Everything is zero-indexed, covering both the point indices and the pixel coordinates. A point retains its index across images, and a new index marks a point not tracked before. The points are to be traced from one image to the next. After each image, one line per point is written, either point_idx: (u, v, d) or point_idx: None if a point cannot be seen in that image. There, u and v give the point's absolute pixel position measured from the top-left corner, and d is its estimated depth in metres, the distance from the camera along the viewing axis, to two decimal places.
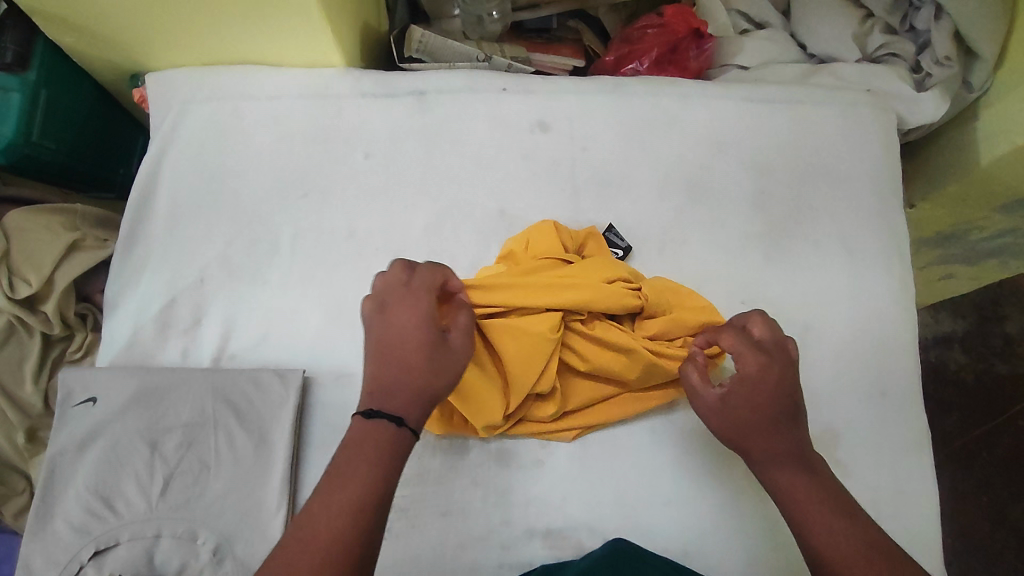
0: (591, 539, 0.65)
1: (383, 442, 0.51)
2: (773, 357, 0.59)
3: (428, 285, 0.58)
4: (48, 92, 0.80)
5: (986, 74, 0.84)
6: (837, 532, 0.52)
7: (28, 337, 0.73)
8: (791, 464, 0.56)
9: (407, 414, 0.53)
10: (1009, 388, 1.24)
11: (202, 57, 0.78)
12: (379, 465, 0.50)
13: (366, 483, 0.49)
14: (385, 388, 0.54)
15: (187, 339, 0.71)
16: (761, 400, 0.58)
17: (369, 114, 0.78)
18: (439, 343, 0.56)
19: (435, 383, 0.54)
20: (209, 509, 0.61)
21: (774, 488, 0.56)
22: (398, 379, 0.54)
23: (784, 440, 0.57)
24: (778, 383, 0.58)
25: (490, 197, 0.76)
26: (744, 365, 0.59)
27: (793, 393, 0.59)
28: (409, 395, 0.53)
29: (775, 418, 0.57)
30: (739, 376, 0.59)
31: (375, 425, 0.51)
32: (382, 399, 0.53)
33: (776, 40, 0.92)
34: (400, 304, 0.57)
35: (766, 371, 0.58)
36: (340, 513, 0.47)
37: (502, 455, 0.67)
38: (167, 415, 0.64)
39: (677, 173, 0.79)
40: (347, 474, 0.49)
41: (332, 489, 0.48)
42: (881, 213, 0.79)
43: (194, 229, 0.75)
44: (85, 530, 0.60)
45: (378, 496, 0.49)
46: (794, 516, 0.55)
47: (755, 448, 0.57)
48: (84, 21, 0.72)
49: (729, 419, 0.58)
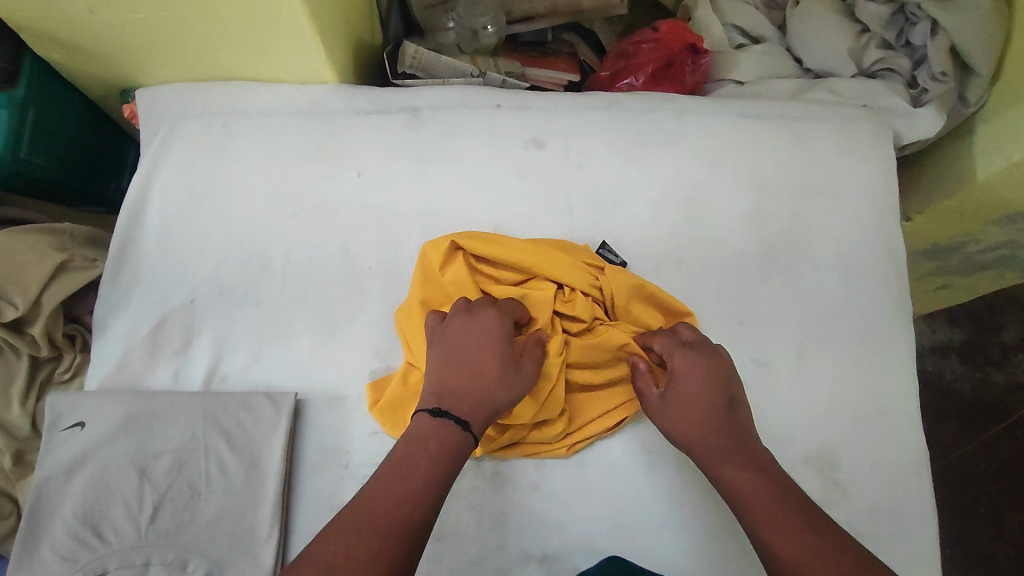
0: (588, 563, 0.65)
1: (448, 441, 0.53)
2: (701, 352, 0.60)
3: (509, 309, 0.62)
4: (35, 109, 0.79)
5: (982, 91, 0.84)
6: (784, 523, 0.49)
7: (16, 359, 0.72)
8: (736, 459, 0.54)
9: (471, 420, 0.55)
10: (1005, 398, 1.24)
11: (192, 73, 0.77)
12: (441, 461, 0.52)
13: (426, 477, 0.50)
14: (454, 391, 0.56)
15: (177, 361, 0.70)
16: (694, 394, 0.58)
17: (362, 130, 0.77)
18: (511, 361, 0.59)
19: (502, 399, 0.57)
20: (199, 536, 0.60)
21: (722, 487, 0.54)
22: (467, 385, 0.56)
23: (726, 433, 0.56)
24: (713, 377, 0.59)
25: (485, 214, 0.76)
26: (676, 361, 0.60)
27: (729, 387, 0.59)
28: (475, 401, 0.56)
29: (713, 412, 0.57)
30: (674, 373, 0.60)
31: (441, 423, 0.54)
32: (449, 400, 0.56)
33: (772, 55, 0.91)
34: (482, 318, 0.60)
35: (694, 365, 0.60)
36: (402, 502, 0.48)
37: (497, 477, 0.66)
38: (156, 439, 0.63)
39: (673, 189, 0.78)
40: (410, 466, 0.51)
41: (392, 478, 0.50)
42: (878, 230, 0.79)
43: (185, 248, 0.74)
44: (73, 559, 0.59)
45: (437, 490, 0.50)
46: (743, 514, 0.52)
47: (698, 442, 0.56)
48: (72, 38, 0.71)
49: (672, 418, 0.59)
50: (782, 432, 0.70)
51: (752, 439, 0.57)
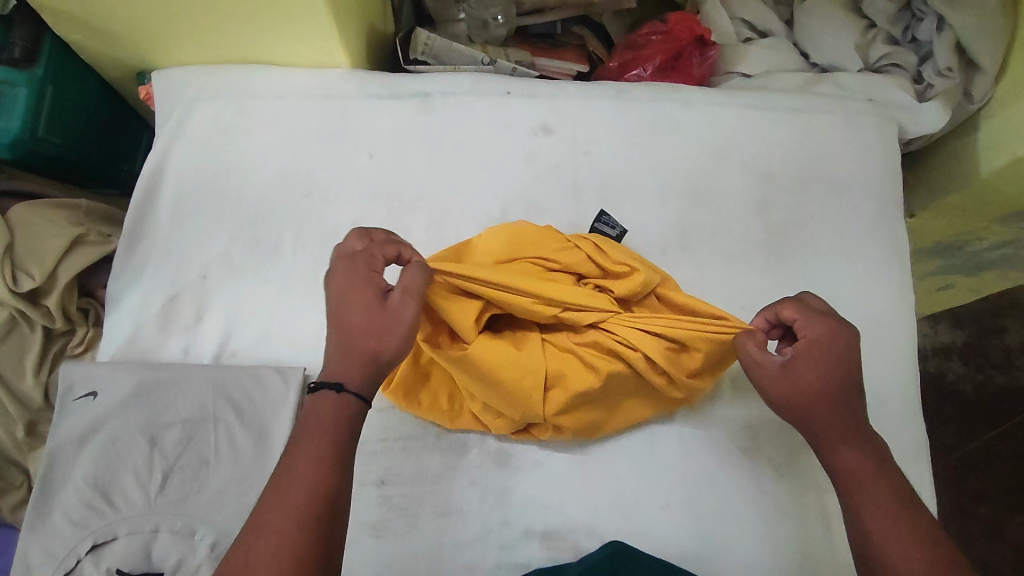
0: (590, 541, 0.65)
1: (329, 414, 0.50)
2: (840, 326, 0.58)
3: (378, 252, 0.57)
4: (55, 89, 0.80)
5: (988, 87, 0.84)
6: (899, 515, 0.51)
7: (29, 332, 0.73)
8: (859, 443, 0.54)
9: (347, 379, 0.51)
10: (1006, 399, 1.25)
11: (207, 56, 0.79)
12: (332, 437, 0.49)
13: (312, 457, 0.48)
14: (332, 357, 0.53)
15: (188, 336, 0.71)
16: (823, 372, 0.56)
17: (374, 114, 0.79)
18: (378, 305, 0.54)
19: (376, 347, 0.53)
20: (207, 505, 0.61)
21: (837, 464, 0.54)
22: (341, 347, 0.53)
23: (850, 416, 0.55)
24: (843, 357, 0.57)
25: (493, 199, 0.77)
26: (812, 335, 0.57)
27: (856, 367, 0.57)
28: (349, 361, 0.52)
29: (843, 390, 0.56)
30: (806, 341, 0.57)
31: (320, 398, 0.51)
32: (326, 368, 0.53)
33: (779, 49, 0.92)
34: (342, 272, 0.56)
35: (831, 338, 0.57)
36: (293, 490, 0.46)
37: (502, 455, 0.67)
38: (167, 411, 0.64)
39: (679, 178, 0.79)
40: (300, 451, 0.48)
41: (282, 471, 0.47)
42: (882, 221, 0.80)
43: (197, 226, 0.75)
44: (84, 524, 0.60)
45: (332, 461, 0.48)
46: (856, 495, 0.53)
47: (819, 419, 0.55)
48: (92, 19, 0.73)
49: (794, 387, 0.56)
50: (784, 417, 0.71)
51: (866, 421, 0.57)
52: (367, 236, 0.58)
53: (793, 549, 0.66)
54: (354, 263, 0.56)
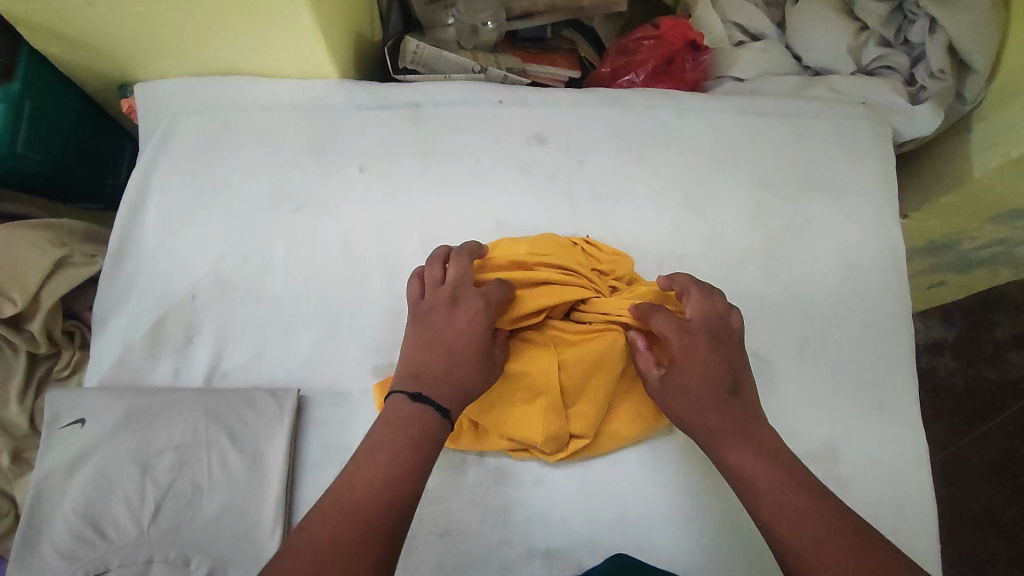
0: (592, 558, 0.64)
1: (425, 425, 0.54)
2: (700, 332, 0.60)
3: (494, 295, 0.61)
4: (32, 103, 0.78)
5: (979, 87, 0.84)
6: (785, 501, 0.52)
7: (14, 356, 0.72)
8: (736, 442, 0.56)
9: (450, 407, 0.56)
10: (998, 394, 1.25)
11: (191, 68, 0.77)
12: (417, 444, 0.53)
13: (401, 459, 0.52)
14: (434, 377, 0.57)
15: (177, 358, 0.70)
16: (693, 382, 0.58)
17: (364, 125, 0.77)
18: (488, 351, 0.59)
19: (478, 385, 0.58)
20: (201, 533, 0.60)
21: (724, 468, 0.56)
22: (449, 374, 0.57)
23: (724, 419, 0.57)
24: (710, 361, 0.59)
25: (486, 211, 0.75)
26: (674, 347, 0.59)
27: (728, 365, 0.59)
28: (454, 388, 0.57)
29: (712, 396, 0.58)
30: (673, 357, 0.59)
31: (419, 408, 0.55)
32: (429, 387, 0.56)
33: (772, 52, 0.91)
34: (464, 305, 0.60)
35: (692, 349, 0.59)
36: (380, 485, 0.50)
37: (501, 474, 0.66)
38: (157, 437, 0.63)
39: (674, 186, 0.78)
40: (384, 449, 0.52)
41: (371, 463, 0.52)
42: (877, 226, 0.79)
43: (185, 244, 0.73)
44: (74, 557, 0.58)
45: (415, 469, 0.52)
46: (747, 496, 0.55)
47: (697, 430, 0.58)
48: (71, 32, 0.71)
49: (669, 402, 0.60)
50: (784, 427, 0.71)
51: (751, 419, 0.58)
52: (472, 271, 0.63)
53: None
54: (482, 304, 0.60)
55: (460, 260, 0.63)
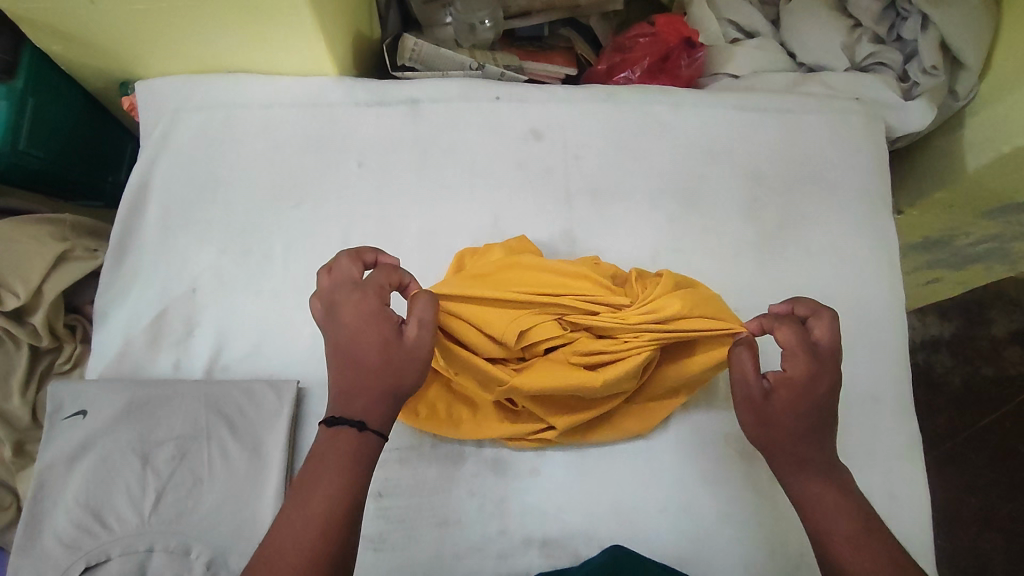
0: (589, 546, 0.65)
1: (348, 450, 0.50)
2: (824, 362, 0.56)
3: (378, 282, 0.55)
4: (35, 100, 0.79)
5: (972, 83, 0.85)
6: (863, 540, 0.51)
7: (15, 349, 0.72)
8: (820, 473, 0.55)
9: (367, 417, 0.51)
10: (994, 390, 1.26)
11: (191, 65, 0.78)
12: (344, 476, 0.49)
13: (329, 494, 0.48)
14: (346, 391, 0.52)
15: (178, 351, 0.70)
16: (802, 408, 0.55)
17: (362, 121, 0.78)
18: (394, 341, 0.53)
19: (395, 384, 0.52)
20: (202, 523, 0.61)
21: (798, 493, 0.55)
22: (356, 383, 0.52)
23: (816, 450, 0.56)
24: (822, 392, 0.56)
25: (484, 206, 0.76)
26: (796, 369, 0.55)
27: (834, 397, 0.56)
28: (369, 395, 0.52)
29: (813, 426, 0.56)
30: (787, 377, 0.56)
31: (338, 431, 0.51)
32: (344, 401, 0.52)
33: (766, 49, 0.92)
34: (347, 303, 0.55)
35: (814, 376, 0.55)
36: (309, 526, 0.46)
37: (499, 464, 0.67)
38: (159, 428, 0.64)
39: (669, 181, 0.79)
40: (309, 487, 0.48)
41: (299, 502, 0.48)
42: (871, 220, 0.80)
43: (186, 239, 0.74)
44: (76, 546, 0.59)
45: (347, 499, 0.48)
46: (817, 526, 0.54)
47: (783, 451, 0.56)
48: (73, 29, 0.71)
49: (764, 417, 0.56)
50: None
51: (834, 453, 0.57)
52: (360, 264, 0.57)
53: (790, 549, 0.67)
54: (363, 298, 0.54)
55: (349, 257, 0.57)
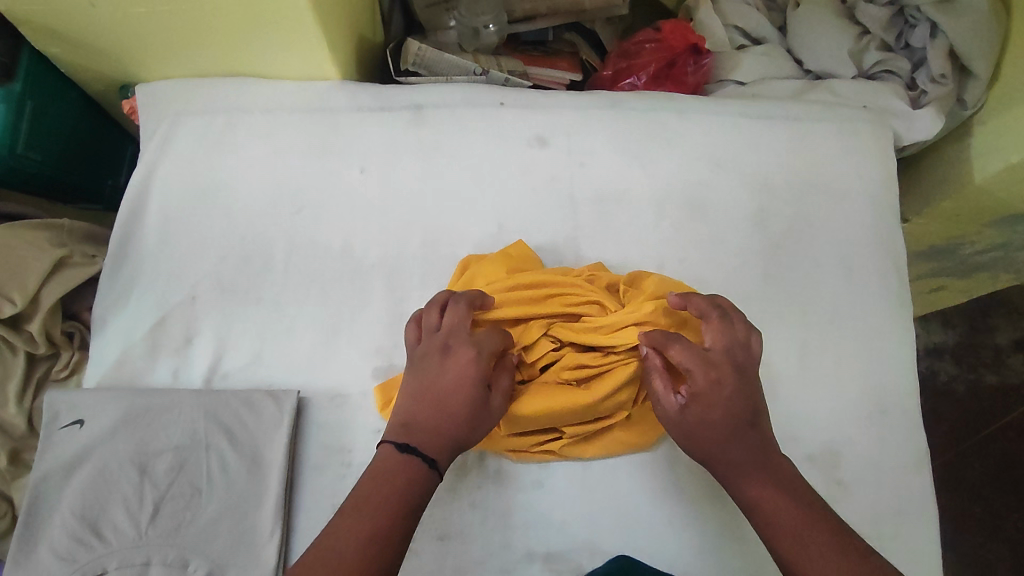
0: (592, 561, 0.64)
1: (413, 477, 0.52)
2: (721, 368, 0.57)
3: (493, 344, 0.59)
4: (33, 103, 0.78)
5: (980, 92, 0.84)
6: (807, 539, 0.51)
7: (12, 356, 0.71)
8: (757, 477, 0.55)
9: (439, 457, 0.54)
10: (998, 398, 1.25)
11: (191, 68, 0.77)
12: (405, 501, 0.51)
13: (389, 514, 0.50)
14: (423, 426, 0.55)
15: (178, 359, 0.69)
16: (715, 415, 0.56)
17: (364, 127, 0.77)
18: (482, 404, 0.57)
19: (469, 438, 0.56)
20: (200, 535, 0.60)
21: (742, 501, 0.55)
22: (438, 422, 0.55)
23: (746, 453, 0.55)
24: (730, 397, 0.56)
25: (488, 214, 0.75)
26: (696, 379, 0.56)
27: (746, 399, 0.57)
28: (443, 440, 0.55)
29: (735, 430, 0.56)
30: (692, 391, 0.57)
31: (408, 458, 0.53)
32: (417, 435, 0.55)
33: (773, 56, 0.92)
34: (460, 352, 0.58)
35: (715, 385, 0.56)
36: (365, 541, 0.48)
37: (501, 477, 0.66)
38: (157, 438, 0.63)
39: (676, 188, 0.78)
40: (370, 503, 0.50)
41: (355, 516, 0.49)
42: (879, 229, 0.79)
43: (186, 245, 0.73)
44: (71, 559, 0.58)
45: (403, 524, 0.50)
46: (765, 530, 0.53)
47: (717, 462, 0.56)
48: (72, 32, 0.70)
49: (687, 434, 0.57)
50: (784, 431, 0.70)
51: (773, 451, 0.57)
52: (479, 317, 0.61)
53: None
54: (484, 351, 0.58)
55: (467, 300, 0.62)
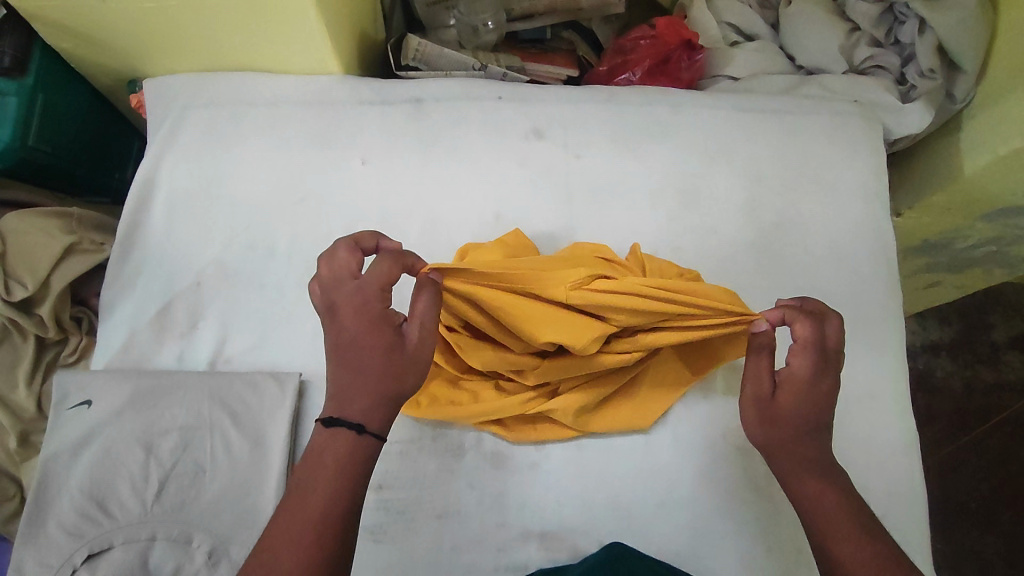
0: (586, 540, 0.66)
1: (343, 453, 0.50)
2: (828, 362, 0.57)
3: (380, 280, 0.54)
4: (45, 97, 0.80)
5: (969, 87, 0.86)
6: (863, 541, 0.52)
7: (22, 341, 0.73)
8: (823, 475, 0.55)
9: (366, 419, 0.52)
10: (993, 395, 1.26)
11: (199, 63, 0.79)
12: (340, 479, 0.50)
13: (326, 497, 0.49)
14: (343, 393, 0.52)
15: (183, 343, 0.71)
16: (802, 407, 0.56)
17: (366, 119, 0.79)
18: (394, 346, 0.53)
19: (395, 387, 0.53)
20: (204, 512, 0.61)
21: (799, 492, 0.56)
22: (355, 384, 0.52)
23: (818, 450, 0.56)
24: (824, 391, 0.56)
25: (486, 204, 0.77)
26: (797, 366, 0.56)
27: (834, 400, 0.57)
28: (366, 398, 0.52)
29: (814, 427, 0.56)
30: (790, 374, 0.57)
31: (334, 433, 0.51)
32: (341, 404, 0.52)
33: (766, 52, 0.94)
34: (348, 305, 0.53)
35: (817, 376, 0.56)
36: (306, 529, 0.47)
37: (498, 458, 0.68)
38: (162, 418, 0.64)
39: (670, 180, 0.80)
40: (306, 489, 0.49)
41: (294, 505, 0.49)
42: (869, 220, 0.81)
43: (191, 233, 0.75)
44: (79, 533, 0.59)
45: (344, 502, 0.49)
46: (815, 525, 0.54)
47: (787, 450, 0.56)
48: (84, 27, 0.73)
49: (768, 417, 0.57)
50: None
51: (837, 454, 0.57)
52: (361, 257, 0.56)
53: (786, 545, 0.67)
54: (371, 288, 0.54)
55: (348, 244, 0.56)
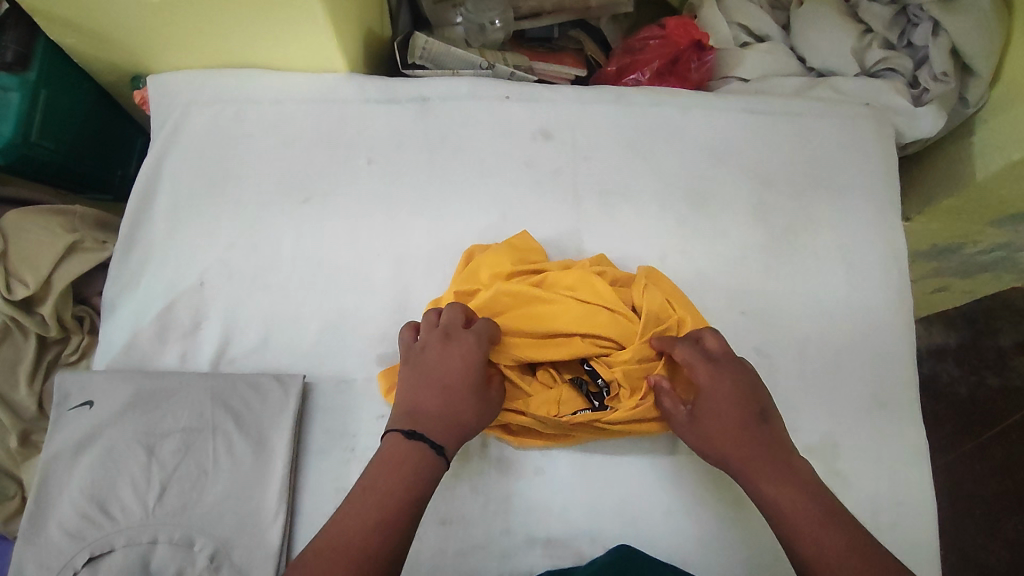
0: (592, 547, 0.65)
1: (422, 464, 0.53)
2: (724, 366, 0.60)
3: (487, 332, 0.61)
4: (47, 93, 0.79)
5: (982, 91, 0.85)
6: (820, 535, 0.50)
7: (23, 341, 0.72)
8: (770, 473, 0.55)
9: (444, 444, 0.55)
10: (1000, 400, 1.25)
11: (203, 60, 0.78)
12: (414, 487, 0.52)
13: (400, 501, 0.51)
14: (428, 414, 0.56)
15: (186, 343, 0.71)
16: (721, 411, 0.58)
17: (372, 118, 0.78)
18: (479, 395, 0.59)
19: (469, 428, 0.57)
20: (206, 515, 0.61)
21: (758, 500, 0.55)
22: (444, 411, 0.57)
23: (759, 448, 0.56)
24: (735, 390, 0.59)
25: (492, 205, 0.76)
26: (698, 377, 0.59)
27: (753, 396, 0.59)
28: (444, 427, 0.56)
29: (742, 427, 0.57)
30: (698, 388, 0.60)
31: (415, 445, 0.54)
32: (421, 422, 0.56)
33: (776, 53, 0.93)
34: (458, 341, 0.60)
35: (719, 382, 0.59)
36: (376, 527, 0.49)
37: (503, 463, 0.67)
38: (165, 420, 0.64)
39: (679, 183, 0.79)
40: (381, 489, 0.51)
41: (366, 502, 0.50)
42: (881, 225, 0.80)
43: (195, 232, 0.74)
44: (79, 536, 0.59)
45: (413, 512, 0.51)
46: (779, 526, 0.53)
47: (732, 459, 0.57)
48: (87, 23, 0.72)
49: (699, 436, 0.59)
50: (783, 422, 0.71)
51: (786, 447, 0.57)
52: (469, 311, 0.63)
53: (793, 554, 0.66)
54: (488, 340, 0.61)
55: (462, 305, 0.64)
